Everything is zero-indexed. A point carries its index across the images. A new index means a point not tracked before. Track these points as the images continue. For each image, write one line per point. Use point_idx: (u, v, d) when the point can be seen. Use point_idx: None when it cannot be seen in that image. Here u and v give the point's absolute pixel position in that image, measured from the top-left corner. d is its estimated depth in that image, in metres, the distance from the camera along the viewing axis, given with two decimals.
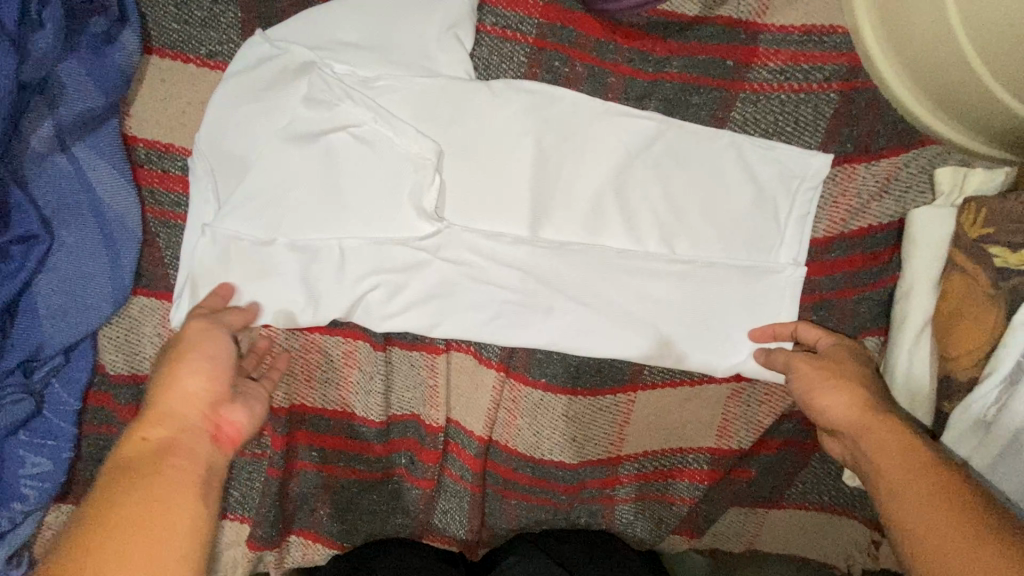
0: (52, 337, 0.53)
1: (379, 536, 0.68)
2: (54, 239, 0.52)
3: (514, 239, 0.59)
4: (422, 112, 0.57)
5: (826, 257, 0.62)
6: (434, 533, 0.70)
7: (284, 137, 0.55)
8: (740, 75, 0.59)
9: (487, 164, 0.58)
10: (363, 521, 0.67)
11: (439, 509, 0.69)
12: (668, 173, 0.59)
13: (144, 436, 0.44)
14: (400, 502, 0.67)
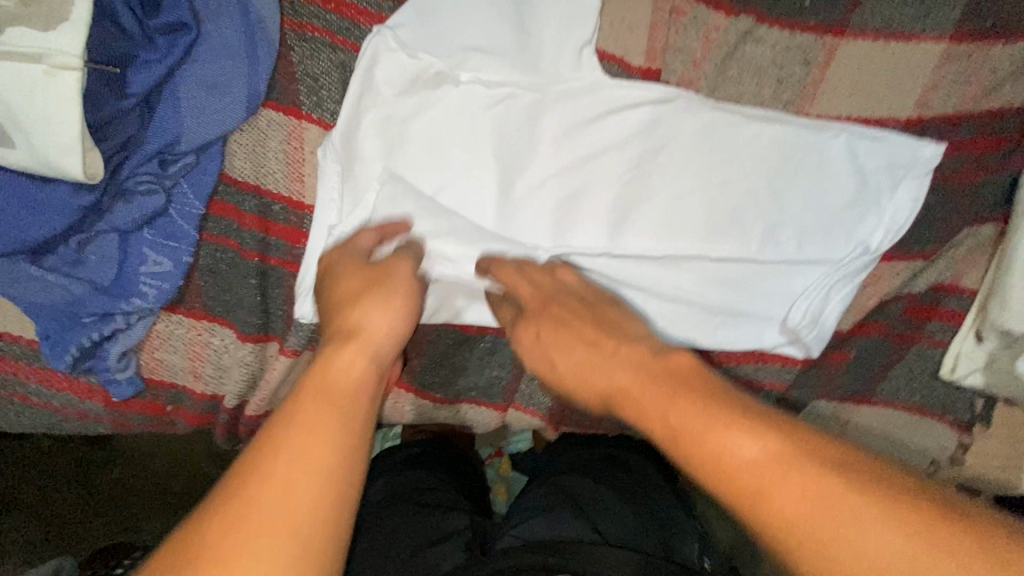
0: (189, 132, 0.53)
1: (468, 393, 0.68)
2: (199, 33, 0.52)
3: (615, 183, 0.61)
4: (522, 65, 0.57)
5: (954, 136, 0.61)
6: (520, 401, 0.70)
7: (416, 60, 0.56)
8: None
9: (599, 110, 0.59)
10: (455, 376, 0.67)
11: (526, 377, 0.69)
12: (775, 130, 0.60)
13: (345, 362, 0.47)
14: (494, 359, 0.67)
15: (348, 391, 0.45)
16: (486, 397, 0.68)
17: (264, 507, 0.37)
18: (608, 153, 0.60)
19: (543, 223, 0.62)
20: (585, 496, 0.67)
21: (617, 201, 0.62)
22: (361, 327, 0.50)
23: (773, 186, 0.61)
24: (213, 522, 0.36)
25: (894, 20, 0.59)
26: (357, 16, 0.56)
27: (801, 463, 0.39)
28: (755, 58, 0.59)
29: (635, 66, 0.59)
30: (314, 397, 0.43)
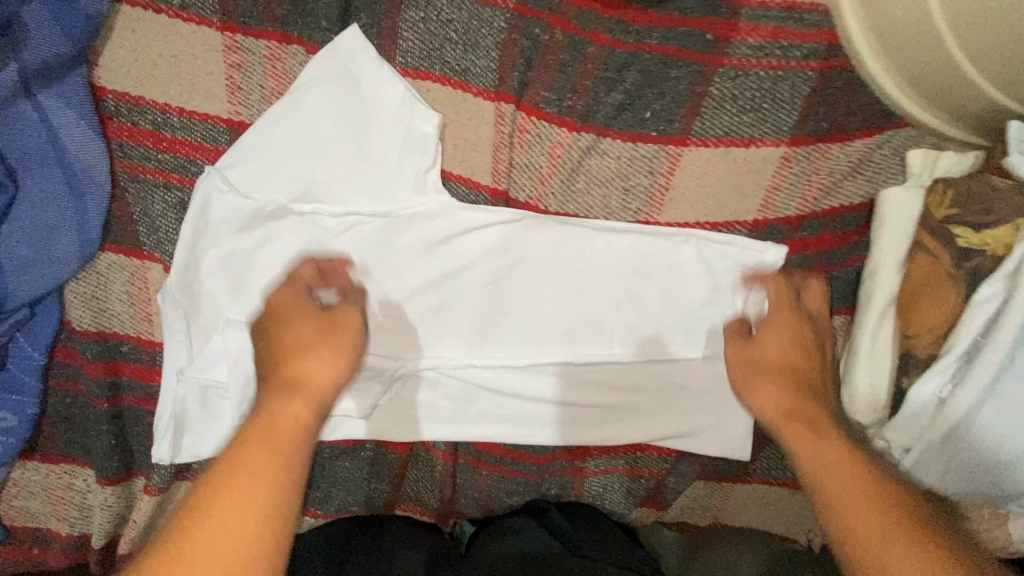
0: (18, 288, 0.52)
1: (350, 505, 0.69)
2: (19, 188, 0.52)
3: (473, 296, 0.62)
4: (369, 190, 0.58)
5: (798, 235, 0.63)
6: (406, 501, 0.72)
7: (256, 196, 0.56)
8: (719, 51, 0.59)
9: (450, 227, 0.60)
10: (337, 489, 0.69)
11: (410, 478, 0.70)
12: (624, 236, 0.62)
13: (293, 414, 0.47)
14: (374, 469, 0.68)
15: (282, 449, 0.45)
16: (369, 506, 0.70)
17: (228, 509, 0.41)
18: (461, 270, 0.61)
19: (407, 339, 0.62)
20: (581, 524, 0.69)
21: (477, 314, 0.62)
22: (306, 374, 0.50)
23: (629, 291, 0.63)
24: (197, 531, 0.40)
25: (733, 127, 0.60)
26: (193, 152, 0.56)
27: (839, 480, 0.50)
28: (600, 170, 0.60)
29: (483, 184, 0.61)
30: (292, 399, 0.49)
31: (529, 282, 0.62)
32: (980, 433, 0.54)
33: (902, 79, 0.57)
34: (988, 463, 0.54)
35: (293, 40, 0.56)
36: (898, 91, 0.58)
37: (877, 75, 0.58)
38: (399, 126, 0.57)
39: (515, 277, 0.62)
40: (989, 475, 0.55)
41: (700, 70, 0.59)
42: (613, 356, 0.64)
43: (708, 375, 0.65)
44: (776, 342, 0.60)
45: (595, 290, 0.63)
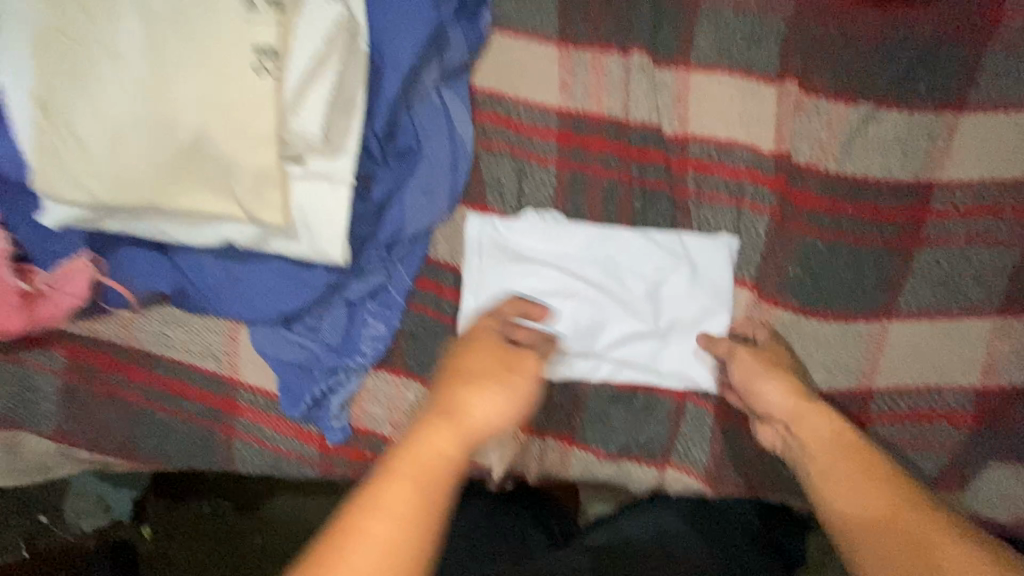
0: (410, 226, 0.70)
1: (630, 449, 0.73)
2: (420, 153, 0.70)
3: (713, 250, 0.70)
4: (671, 157, 0.70)
5: None
6: (676, 459, 0.73)
7: (586, 161, 0.72)
8: (988, 32, 0.64)
9: (733, 191, 0.70)
10: (618, 431, 0.72)
11: (682, 436, 0.72)
12: (902, 194, 0.67)
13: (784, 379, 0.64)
14: (653, 415, 0.72)
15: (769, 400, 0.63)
16: (647, 453, 0.73)
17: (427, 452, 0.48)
18: (745, 227, 0.70)
19: (651, 284, 0.71)
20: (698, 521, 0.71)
21: (717, 264, 0.70)
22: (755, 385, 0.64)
23: (902, 253, 0.67)
24: (359, 506, 0.45)
25: (1011, 95, 0.65)
26: (531, 132, 0.73)
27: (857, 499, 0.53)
28: (877, 137, 0.67)
29: (765, 150, 0.69)
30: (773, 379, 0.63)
31: (812, 242, 0.68)
32: None
33: None
34: None
35: (610, 48, 0.71)
36: None
37: None
38: (677, 118, 0.70)
39: (799, 241, 0.68)
40: None
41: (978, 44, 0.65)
42: (893, 309, 0.67)
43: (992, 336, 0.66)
44: (812, 432, 0.60)
45: (877, 250, 0.67)
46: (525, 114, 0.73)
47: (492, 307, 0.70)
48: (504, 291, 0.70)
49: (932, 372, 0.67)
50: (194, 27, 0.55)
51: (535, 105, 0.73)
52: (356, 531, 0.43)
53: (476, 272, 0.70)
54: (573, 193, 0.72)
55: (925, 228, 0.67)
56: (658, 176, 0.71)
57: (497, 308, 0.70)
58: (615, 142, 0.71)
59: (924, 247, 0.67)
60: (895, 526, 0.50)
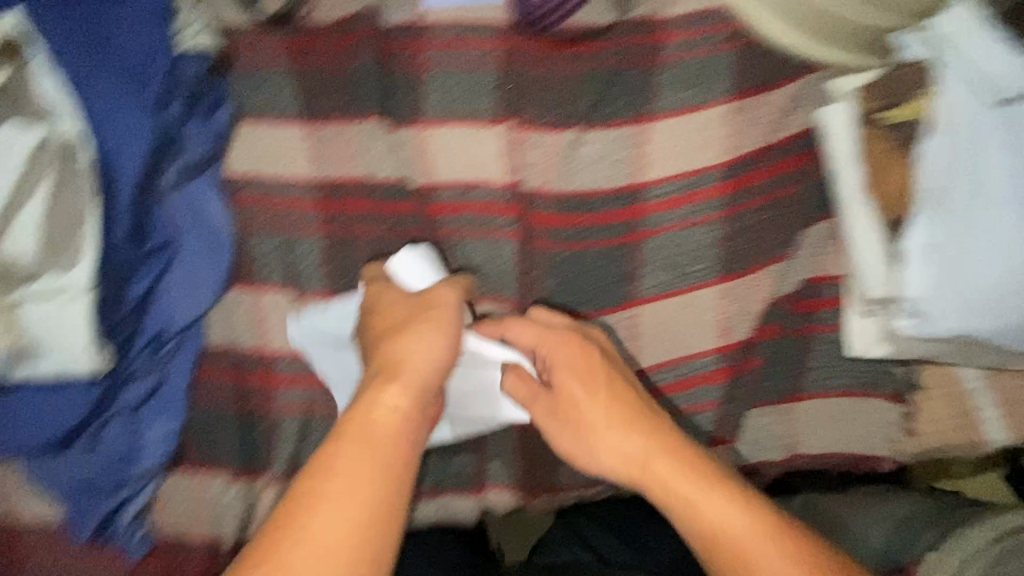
0: (177, 319, 0.70)
1: (445, 483, 0.76)
2: (177, 247, 0.72)
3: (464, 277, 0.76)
4: (422, 204, 0.77)
5: (765, 163, 0.75)
6: (492, 480, 0.77)
7: (346, 223, 0.76)
8: (654, 54, 0.78)
9: (481, 223, 0.76)
10: (430, 469, 0.75)
11: (491, 458, 0.76)
12: (621, 197, 0.76)
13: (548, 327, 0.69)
14: (458, 447, 0.76)
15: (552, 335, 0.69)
16: (462, 483, 0.76)
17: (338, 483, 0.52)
18: (499, 253, 0.76)
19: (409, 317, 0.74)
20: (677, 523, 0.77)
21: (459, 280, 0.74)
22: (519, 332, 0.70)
23: (627, 247, 0.75)
24: (281, 552, 0.48)
25: (685, 100, 0.77)
26: (287, 206, 0.76)
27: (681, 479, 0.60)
28: (589, 154, 0.77)
29: (500, 184, 0.76)
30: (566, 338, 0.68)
31: (557, 253, 0.76)
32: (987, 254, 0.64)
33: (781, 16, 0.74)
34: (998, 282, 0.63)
35: (349, 119, 0.78)
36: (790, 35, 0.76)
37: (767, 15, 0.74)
38: (420, 169, 0.77)
39: (546, 256, 0.76)
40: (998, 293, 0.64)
41: (645, 67, 0.78)
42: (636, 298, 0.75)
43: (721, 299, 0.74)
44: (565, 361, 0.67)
45: (613, 249, 0.76)
46: (279, 190, 0.76)
47: (267, 375, 0.72)
48: (274, 359, 0.73)
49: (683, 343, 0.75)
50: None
51: (287, 181, 0.76)
52: (279, 574, 0.47)
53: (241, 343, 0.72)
54: (339, 254, 0.75)
55: (644, 222, 0.76)
56: (413, 224, 0.76)
57: (275, 377, 0.72)
58: (369, 201, 0.76)
59: (649, 238, 0.75)
60: (716, 475, 0.60)
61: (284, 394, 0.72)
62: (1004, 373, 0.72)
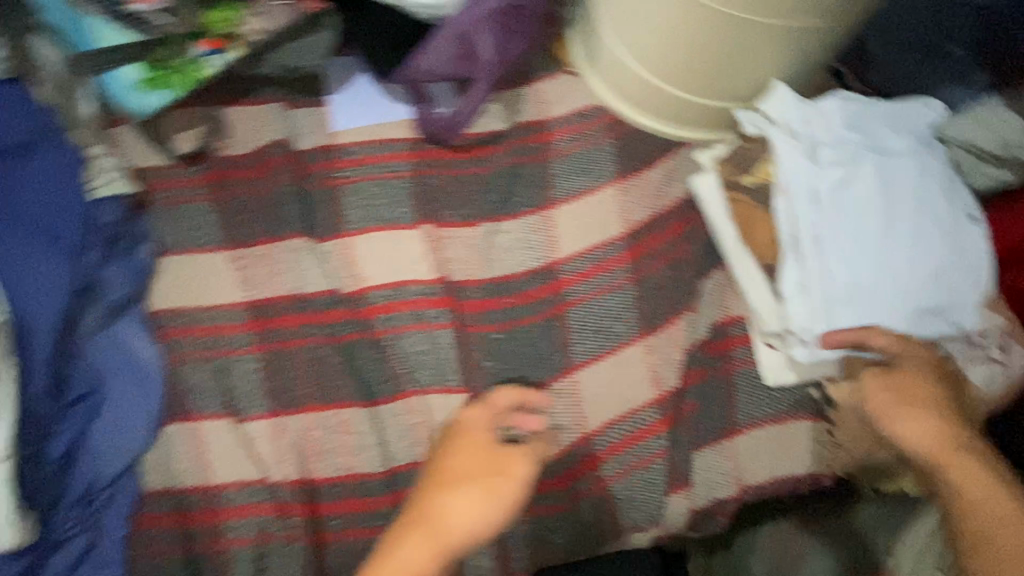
0: (107, 468, 0.67)
1: None
2: (99, 392, 0.69)
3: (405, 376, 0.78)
4: (353, 311, 0.79)
5: (659, 229, 0.85)
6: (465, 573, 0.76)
7: (281, 339, 0.77)
8: (547, 148, 0.89)
9: (414, 320, 0.80)
10: None
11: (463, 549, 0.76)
12: (541, 275, 0.83)
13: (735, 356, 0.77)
14: None
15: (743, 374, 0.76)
16: None
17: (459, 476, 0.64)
18: (436, 344, 0.79)
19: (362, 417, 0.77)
20: None
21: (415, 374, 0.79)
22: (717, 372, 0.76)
23: (554, 321, 0.81)
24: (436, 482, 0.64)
25: (580, 184, 0.87)
26: (219, 332, 0.76)
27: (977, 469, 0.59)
28: (505, 242, 0.84)
29: (428, 279, 0.81)
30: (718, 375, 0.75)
31: (491, 337, 0.80)
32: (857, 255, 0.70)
33: (640, 110, 0.91)
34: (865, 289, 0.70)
35: (274, 240, 0.82)
36: (652, 121, 0.91)
37: (626, 112, 0.92)
38: (348, 277, 0.81)
39: (480, 341, 0.80)
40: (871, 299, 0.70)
41: (541, 160, 0.89)
42: (572, 365, 0.80)
43: (650, 353, 0.81)
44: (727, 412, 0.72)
45: (542, 324, 0.81)
46: (208, 318, 0.77)
47: (211, 509, 0.69)
48: (220, 489, 0.70)
49: (623, 401, 0.80)
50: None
51: (214, 308, 0.77)
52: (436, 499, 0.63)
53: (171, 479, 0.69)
54: (279, 372, 0.76)
55: (566, 294, 0.82)
56: (345, 332, 0.79)
57: (221, 508, 0.70)
58: (302, 314, 0.79)
59: (574, 307, 0.81)
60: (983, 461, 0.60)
61: (233, 526, 0.69)
62: None
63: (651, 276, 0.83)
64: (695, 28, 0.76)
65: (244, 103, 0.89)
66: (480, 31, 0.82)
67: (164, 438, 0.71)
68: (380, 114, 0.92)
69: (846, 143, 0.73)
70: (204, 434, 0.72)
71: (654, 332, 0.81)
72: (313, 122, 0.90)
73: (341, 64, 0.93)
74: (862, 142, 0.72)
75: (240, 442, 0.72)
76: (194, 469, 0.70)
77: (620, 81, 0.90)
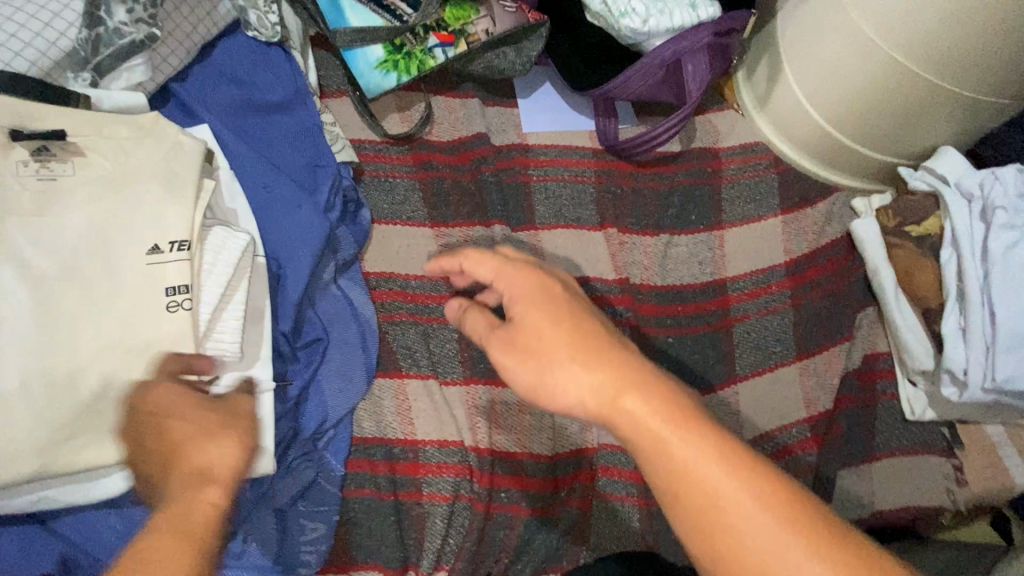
0: (332, 410, 0.71)
1: (540, 565, 0.74)
2: (328, 339, 0.74)
3: None
4: None
5: (818, 262, 0.93)
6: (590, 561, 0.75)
7: None
8: (718, 175, 0.98)
9: None
10: (531, 552, 0.74)
11: (597, 533, 0.77)
12: (710, 289, 0.90)
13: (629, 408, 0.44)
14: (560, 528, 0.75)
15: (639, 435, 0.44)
16: (554, 561, 0.74)
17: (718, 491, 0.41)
18: None
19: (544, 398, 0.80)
20: None
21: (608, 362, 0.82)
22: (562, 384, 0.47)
23: (720, 332, 0.88)
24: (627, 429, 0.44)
25: (748, 212, 0.95)
26: (424, 299, 0.81)
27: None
28: (680, 254, 0.92)
29: (610, 279, 0.88)
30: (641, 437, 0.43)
31: (663, 339, 0.87)
32: (1018, 307, 0.77)
33: (802, 153, 1.00)
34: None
35: (475, 224, 0.88)
36: (812, 165, 1.00)
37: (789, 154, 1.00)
38: None
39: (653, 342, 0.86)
40: None
41: (712, 186, 0.97)
42: (734, 375, 0.87)
43: (806, 375, 0.88)
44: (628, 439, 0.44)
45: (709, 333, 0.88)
46: (415, 284, 0.82)
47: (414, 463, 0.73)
48: (422, 446, 0.74)
49: (779, 415, 0.86)
50: (92, 264, 0.59)
51: (420, 276, 0.82)
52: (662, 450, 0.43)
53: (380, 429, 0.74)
54: (476, 344, 0.80)
55: (732, 310, 0.90)
56: None
57: (422, 462, 0.74)
58: None
59: (739, 323, 0.89)
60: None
61: (434, 481, 0.73)
62: None
63: (811, 304, 0.90)
64: (885, 89, 0.86)
65: (450, 94, 0.96)
66: (692, 58, 0.89)
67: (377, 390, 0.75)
68: (567, 122, 0.99)
69: None
70: (411, 391, 0.76)
71: (810, 356, 0.88)
72: (507, 121, 0.97)
73: (535, 72, 1.01)
74: None
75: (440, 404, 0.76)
76: (401, 423, 0.75)
77: (790, 124, 0.98)
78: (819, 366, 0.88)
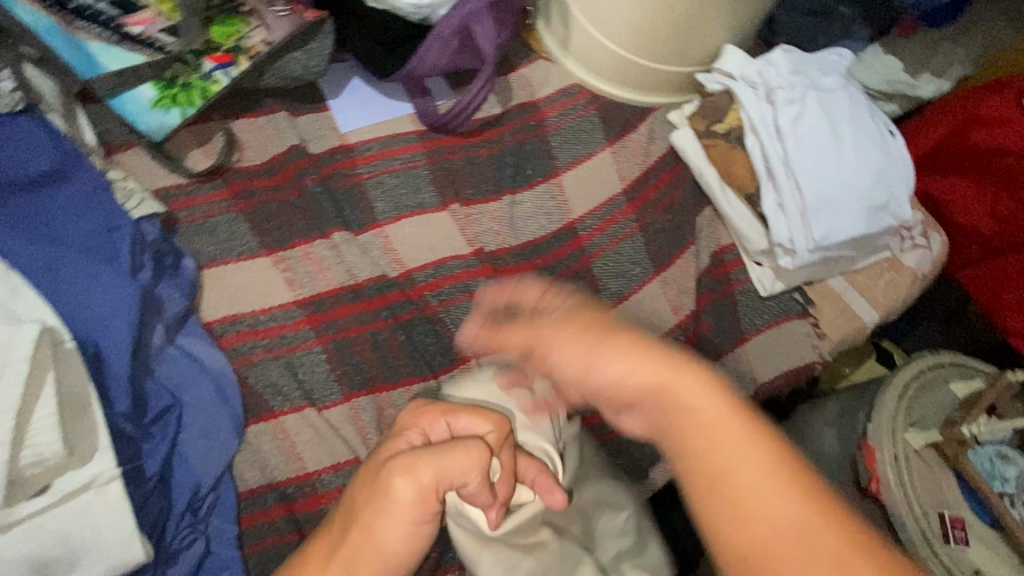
0: (204, 473, 0.68)
1: None
2: (181, 404, 0.70)
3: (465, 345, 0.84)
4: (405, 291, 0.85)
5: (651, 181, 0.98)
6: None
7: (343, 327, 0.80)
8: (542, 125, 1.00)
9: (461, 290, 0.86)
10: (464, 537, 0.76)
11: None
12: (562, 235, 0.93)
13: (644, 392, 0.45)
14: None
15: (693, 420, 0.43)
16: None
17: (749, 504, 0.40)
18: None
19: (430, 389, 0.80)
20: None
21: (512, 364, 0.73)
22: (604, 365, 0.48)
23: (581, 272, 0.92)
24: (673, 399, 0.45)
25: (579, 152, 0.99)
26: (280, 331, 0.78)
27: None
28: (525, 211, 0.94)
29: (466, 254, 0.89)
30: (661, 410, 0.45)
31: None
32: (813, 170, 0.86)
33: (614, 83, 1.04)
34: (827, 195, 0.86)
35: (313, 240, 0.85)
36: (625, 91, 1.04)
37: (602, 85, 1.04)
38: (393, 263, 0.86)
39: None
40: (833, 204, 0.86)
41: (540, 136, 0.99)
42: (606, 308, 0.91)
43: (667, 287, 0.93)
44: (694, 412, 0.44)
45: (574, 277, 0.91)
46: (266, 318, 0.78)
47: (315, 495, 0.71)
48: (317, 476, 0.72)
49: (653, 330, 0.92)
50: None
51: (269, 309, 0.79)
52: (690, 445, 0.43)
53: (268, 474, 0.71)
54: (345, 358, 0.78)
55: (587, 248, 0.93)
56: (400, 312, 0.83)
57: (323, 489, 0.72)
58: (356, 302, 0.82)
59: (596, 259, 0.93)
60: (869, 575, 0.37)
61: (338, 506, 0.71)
62: (857, 274, 1.00)
63: (655, 220, 0.96)
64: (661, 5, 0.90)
65: (252, 115, 0.91)
66: (478, 21, 0.90)
67: (252, 438, 0.72)
68: (384, 111, 0.97)
69: (795, 85, 0.89)
70: (291, 427, 0.73)
71: (666, 268, 0.94)
72: (322, 127, 0.94)
73: (339, 69, 0.98)
74: (805, 84, 0.88)
75: (325, 428, 0.74)
76: (287, 461, 0.72)
77: (593, 58, 1.02)
78: (675, 275, 0.94)
